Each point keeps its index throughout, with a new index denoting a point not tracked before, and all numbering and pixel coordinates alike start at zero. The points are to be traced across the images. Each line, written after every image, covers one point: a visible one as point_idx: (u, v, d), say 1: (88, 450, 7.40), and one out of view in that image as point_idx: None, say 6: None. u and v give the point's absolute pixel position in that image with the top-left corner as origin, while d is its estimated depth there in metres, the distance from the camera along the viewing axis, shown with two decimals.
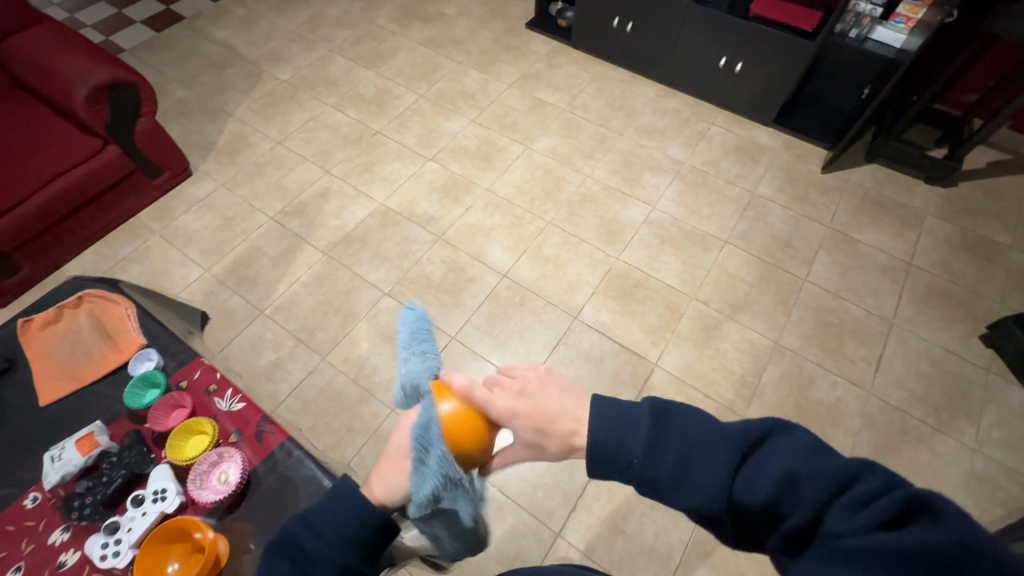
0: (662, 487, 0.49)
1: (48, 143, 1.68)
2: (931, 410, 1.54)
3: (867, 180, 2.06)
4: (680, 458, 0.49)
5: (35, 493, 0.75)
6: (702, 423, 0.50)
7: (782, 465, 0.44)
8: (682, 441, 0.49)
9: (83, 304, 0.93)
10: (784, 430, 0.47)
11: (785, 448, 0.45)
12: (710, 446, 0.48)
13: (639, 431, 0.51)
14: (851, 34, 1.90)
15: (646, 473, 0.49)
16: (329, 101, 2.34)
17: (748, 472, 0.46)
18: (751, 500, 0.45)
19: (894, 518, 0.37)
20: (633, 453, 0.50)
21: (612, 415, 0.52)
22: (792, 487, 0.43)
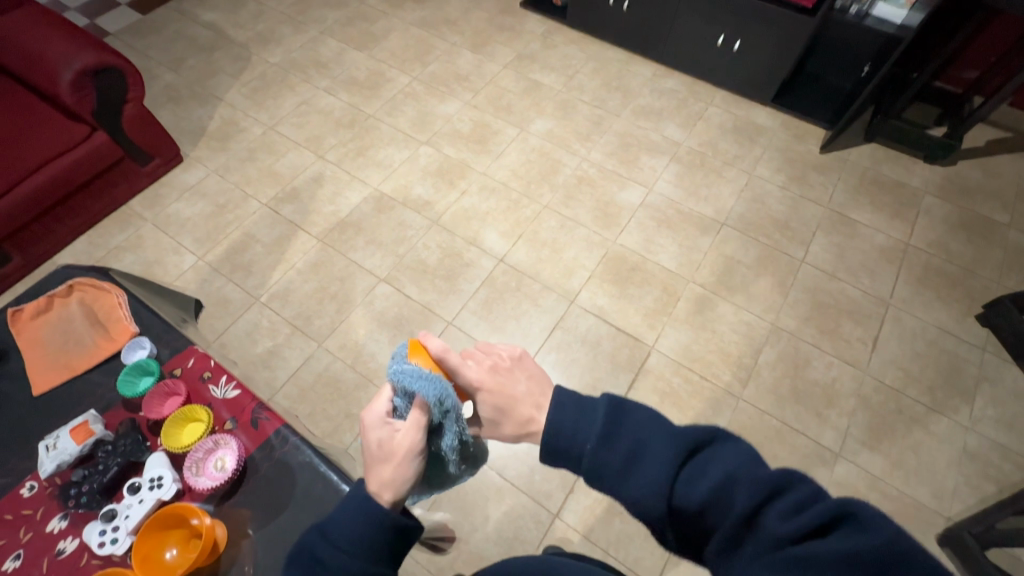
0: (609, 477, 0.57)
1: (33, 130, 1.65)
2: (927, 390, 1.55)
3: (866, 159, 2.04)
4: (629, 453, 0.56)
5: (32, 482, 0.75)
6: (654, 424, 0.57)
7: (720, 470, 0.52)
8: (633, 438, 0.57)
9: (74, 293, 0.92)
10: (724, 439, 0.55)
11: (727, 453, 0.53)
12: (658, 445, 0.56)
13: (594, 425, 0.59)
14: (851, 10, 1.87)
15: (597, 463, 0.57)
16: (321, 84, 2.30)
17: (689, 474, 0.54)
18: (690, 500, 0.52)
19: (823, 522, 0.45)
20: (586, 444, 0.59)
21: (570, 410, 0.61)
22: (730, 488, 0.50)
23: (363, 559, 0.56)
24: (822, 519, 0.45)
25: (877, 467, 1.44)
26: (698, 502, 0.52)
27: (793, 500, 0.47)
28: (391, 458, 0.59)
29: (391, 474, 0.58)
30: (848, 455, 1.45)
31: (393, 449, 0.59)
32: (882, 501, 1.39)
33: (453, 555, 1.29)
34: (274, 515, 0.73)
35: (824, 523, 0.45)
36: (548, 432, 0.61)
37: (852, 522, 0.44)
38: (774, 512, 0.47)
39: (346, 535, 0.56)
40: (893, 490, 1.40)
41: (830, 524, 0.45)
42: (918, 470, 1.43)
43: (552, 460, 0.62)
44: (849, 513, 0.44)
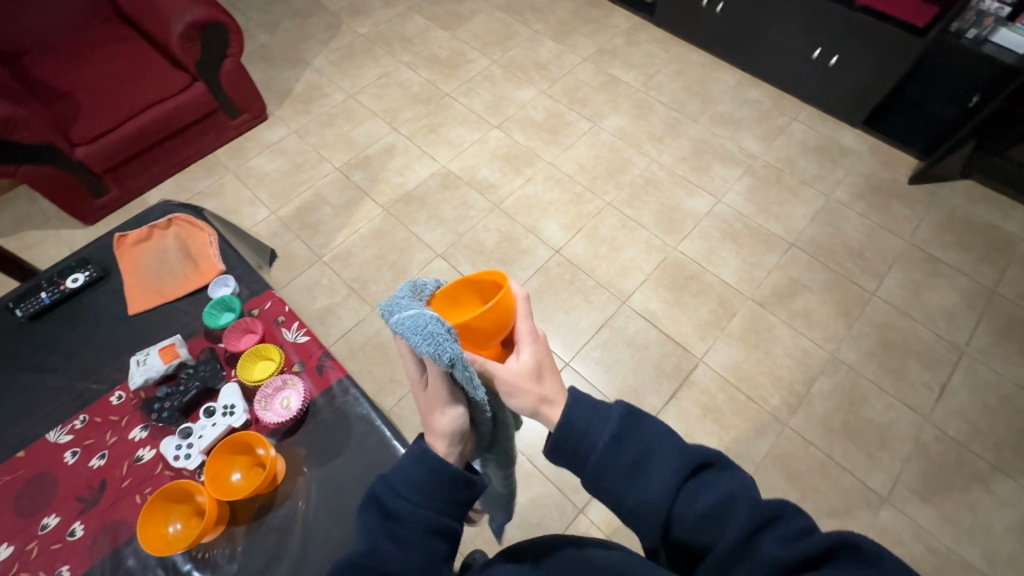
0: (611, 481, 0.53)
1: (144, 75, 1.78)
2: (993, 448, 1.45)
3: (959, 196, 1.91)
4: (636, 460, 0.52)
5: (121, 392, 0.83)
6: (665, 435, 0.53)
7: (723, 489, 0.50)
8: (642, 445, 0.53)
9: (172, 227, 0.99)
10: (727, 461, 0.53)
11: (728, 477, 0.51)
12: (666, 459, 0.52)
13: (605, 427, 0.54)
14: (968, 34, 1.72)
15: (602, 465, 0.53)
16: (403, 59, 2.36)
17: (691, 490, 0.51)
18: (687, 515, 0.50)
19: (816, 552, 0.43)
20: (595, 445, 0.54)
21: (584, 406, 0.56)
22: (728, 510, 0.48)
23: (429, 509, 0.58)
24: (815, 548, 0.43)
25: (925, 518, 1.36)
26: (695, 520, 0.49)
27: (789, 529, 0.46)
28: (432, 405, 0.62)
29: (441, 422, 0.62)
30: (896, 501, 1.38)
31: (432, 399, 0.62)
32: (926, 554, 1.31)
33: (476, 530, 1.32)
34: (331, 458, 0.77)
35: (820, 553, 0.43)
36: (559, 426, 0.55)
37: (849, 554, 0.42)
38: (771, 540, 0.46)
39: (414, 488, 0.59)
40: (941, 545, 1.33)
41: (823, 555, 0.43)
42: (971, 530, 1.34)
43: (555, 457, 0.56)
44: (847, 545, 0.42)
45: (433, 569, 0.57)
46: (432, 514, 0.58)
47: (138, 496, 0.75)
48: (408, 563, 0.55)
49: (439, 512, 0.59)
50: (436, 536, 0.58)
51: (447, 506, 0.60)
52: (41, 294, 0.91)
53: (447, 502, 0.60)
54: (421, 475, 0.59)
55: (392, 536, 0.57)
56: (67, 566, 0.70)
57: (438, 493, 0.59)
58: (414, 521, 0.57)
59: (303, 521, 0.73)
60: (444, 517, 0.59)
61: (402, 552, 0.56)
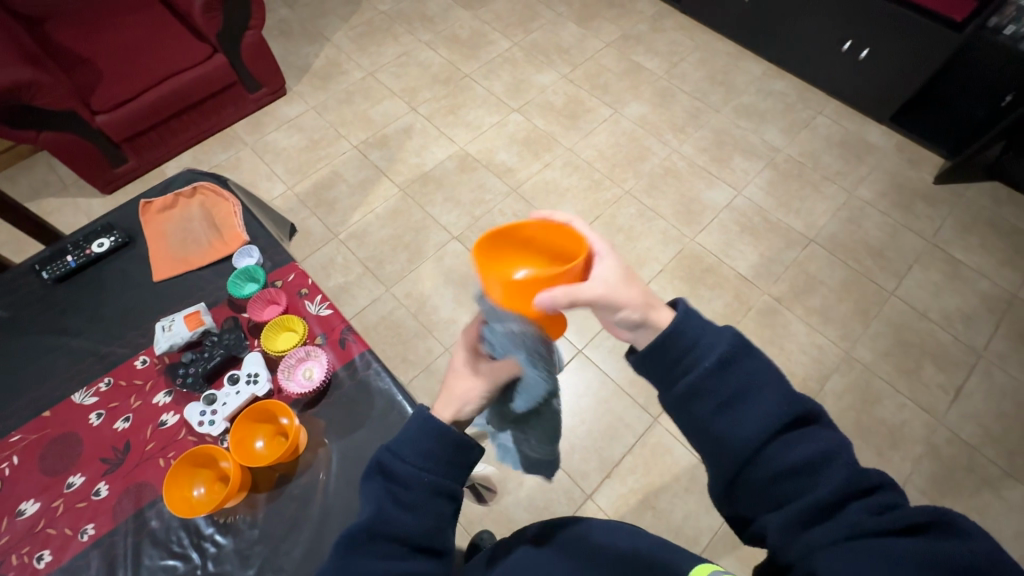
0: (704, 404, 0.52)
1: (165, 44, 1.77)
2: (1006, 453, 1.44)
3: (985, 198, 1.87)
4: (735, 392, 0.51)
5: (145, 356, 0.83)
6: (772, 376, 0.51)
7: (823, 446, 0.48)
8: (745, 380, 0.51)
9: (197, 196, 0.99)
10: (831, 424, 0.50)
11: (826, 437, 0.49)
12: (766, 398, 0.50)
13: (712, 350, 0.52)
14: (1006, 31, 1.67)
15: (700, 386, 0.52)
16: (424, 38, 2.33)
17: (785, 440, 0.49)
18: (777, 460, 0.48)
19: (909, 524, 0.41)
20: (696, 366, 0.52)
21: (695, 323, 0.54)
22: (822, 465, 0.47)
23: (432, 473, 0.59)
24: (910, 519, 0.41)
25: None
26: (781, 468, 0.48)
27: (882, 501, 0.44)
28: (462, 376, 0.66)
29: (458, 397, 0.65)
30: None
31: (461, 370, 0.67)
32: None
33: (484, 511, 1.33)
34: (352, 431, 0.77)
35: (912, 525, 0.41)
36: (664, 334, 0.54)
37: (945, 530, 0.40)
38: (860, 507, 0.44)
39: (417, 452, 0.59)
40: None
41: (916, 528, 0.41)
42: None
43: (643, 367, 0.56)
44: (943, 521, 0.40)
45: (439, 530, 0.59)
46: (437, 478, 0.59)
47: (162, 460, 0.75)
48: (415, 525, 0.57)
49: (441, 476, 0.60)
50: (442, 499, 0.59)
51: (450, 470, 0.60)
52: (67, 257, 0.91)
53: (450, 465, 0.60)
54: (421, 439, 0.59)
55: (398, 500, 0.57)
56: (93, 524, 0.71)
57: (438, 456, 0.59)
58: (420, 486, 0.58)
59: (324, 492, 0.73)
60: (446, 482, 0.60)
61: (410, 515, 0.57)
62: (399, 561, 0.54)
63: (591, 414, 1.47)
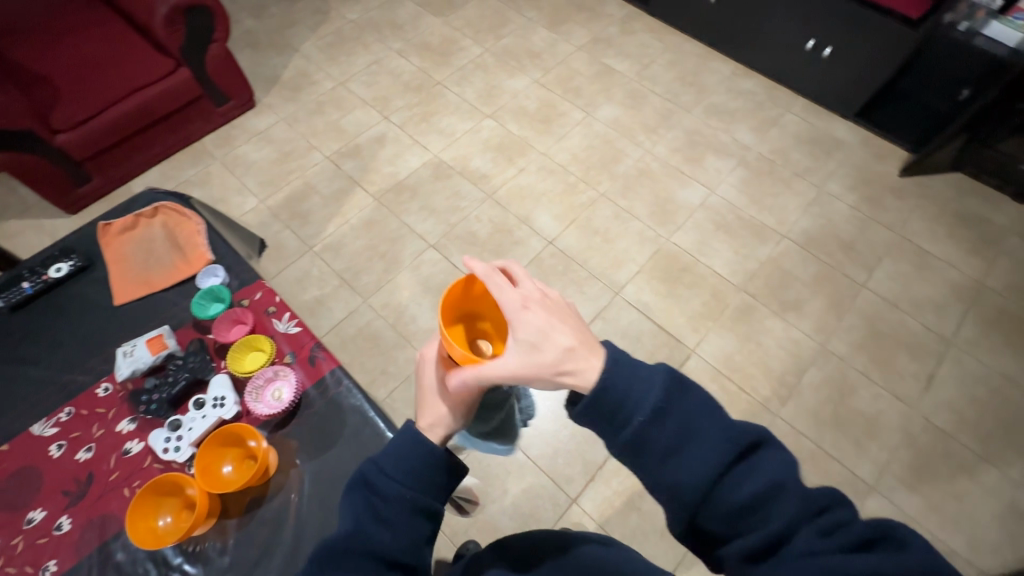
0: (649, 453, 0.52)
1: (127, 59, 1.74)
2: (978, 437, 1.48)
3: (949, 189, 1.92)
4: (678, 433, 0.52)
5: (107, 383, 0.81)
6: (708, 410, 0.52)
7: (770, 476, 0.49)
8: (684, 419, 0.52)
9: (159, 216, 0.96)
10: (776, 446, 0.52)
11: (771, 462, 0.50)
12: (708, 437, 0.51)
13: (649, 394, 0.53)
14: (960, 27, 1.73)
15: (643, 436, 0.52)
16: (394, 46, 2.31)
17: (736, 473, 0.50)
18: (730, 496, 0.49)
19: (859, 539, 0.46)
20: (635, 414, 0.52)
21: (624, 372, 0.54)
22: (775, 492, 0.48)
23: (413, 488, 0.62)
24: (860, 536, 0.46)
25: (912, 507, 1.38)
26: (737, 504, 0.49)
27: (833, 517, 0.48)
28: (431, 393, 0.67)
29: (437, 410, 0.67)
30: (883, 489, 1.40)
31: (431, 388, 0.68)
32: None
33: (470, 521, 1.32)
34: (324, 450, 0.76)
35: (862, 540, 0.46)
36: (596, 389, 0.54)
37: (889, 544, 0.45)
38: (814, 524, 0.47)
39: (399, 468, 0.62)
40: (926, 533, 1.35)
41: (864, 543, 0.46)
42: (955, 518, 1.37)
43: (584, 421, 0.55)
44: (887, 536, 0.45)
45: (415, 549, 0.61)
46: (418, 494, 0.62)
47: (127, 490, 0.73)
48: (394, 542, 0.60)
49: (421, 492, 0.62)
50: (421, 517, 0.62)
51: (432, 487, 0.63)
52: (24, 284, 0.88)
53: (428, 482, 0.63)
54: (408, 456, 0.62)
55: (379, 516, 0.60)
56: (54, 561, 0.69)
57: (417, 473, 0.62)
58: (401, 502, 0.61)
59: (296, 514, 0.72)
60: (426, 498, 0.62)
61: (389, 532, 0.60)
62: None
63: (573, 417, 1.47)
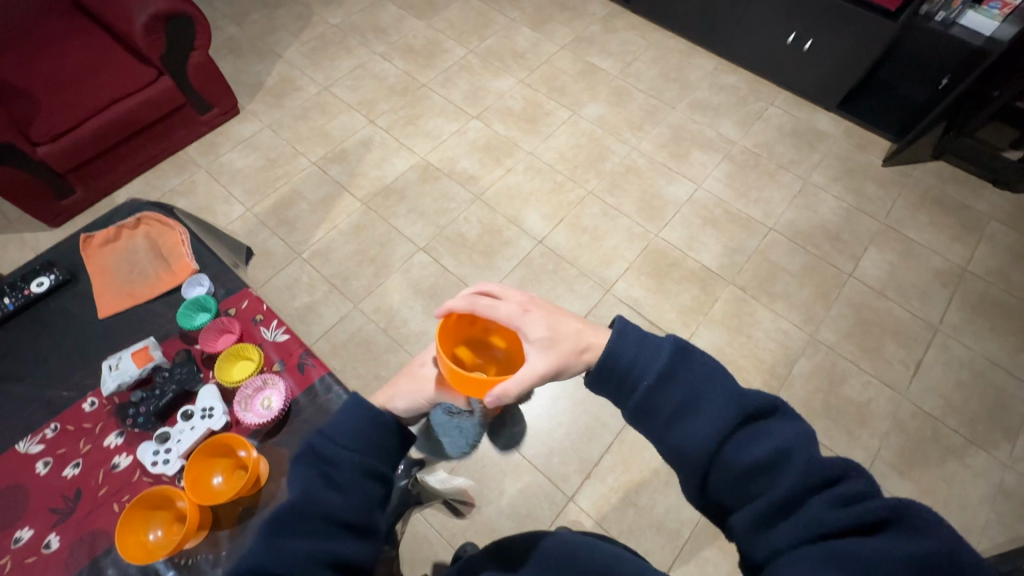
0: (657, 416, 0.55)
1: (106, 70, 1.72)
2: (967, 421, 1.50)
3: (931, 177, 1.95)
4: (684, 399, 0.54)
5: (93, 398, 0.80)
6: (716, 377, 0.54)
7: (778, 442, 0.49)
8: (692, 385, 0.54)
9: (141, 227, 0.96)
10: (790, 415, 0.51)
11: (780, 430, 0.50)
12: (714, 402, 0.52)
13: (656, 361, 0.55)
14: (937, 17, 1.74)
15: (649, 400, 0.55)
16: (378, 49, 2.31)
17: (744, 437, 0.51)
18: (737, 461, 0.50)
19: (871, 520, 0.42)
20: (641, 380, 0.55)
21: (633, 342, 0.57)
22: (781, 460, 0.48)
23: (360, 453, 0.62)
24: (872, 516, 0.42)
25: (904, 492, 1.40)
26: (743, 468, 0.50)
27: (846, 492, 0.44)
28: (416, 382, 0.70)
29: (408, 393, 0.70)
30: (875, 476, 1.42)
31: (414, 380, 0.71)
32: None
33: (467, 523, 1.32)
34: None
35: (876, 521, 0.42)
36: (605, 357, 0.58)
37: (904, 524, 0.41)
38: (824, 500, 0.45)
39: (347, 434, 0.62)
40: None
41: (878, 524, 0.42)
42: (947, 501, 1.39)
43: (597, 386, 0.59)
44: (901, 516, 0.41)
45: (370, 512, 0.61)
46: (366, 459, 0.62)
47: (116, 505, 0.72)
48: (346, 503, 0.58)
49: (370, 458, 0.63)
50: (370, 481, 0.62)
51: (379, 453, 0.64)
52: (4, 300, 0.87)
53: (377, 448, 0.64)
54: (353, 423, 0.63)
55: (328, 481, 0.59)
56: None
57: (367, 438, 0.63)
58: (349, 466, 0.61)
59: None
60: (374, 463, 0.63)
61: (340, 495, 0.58)
62: (326, 539, 0.55)
63: (567, 415, 1.48)
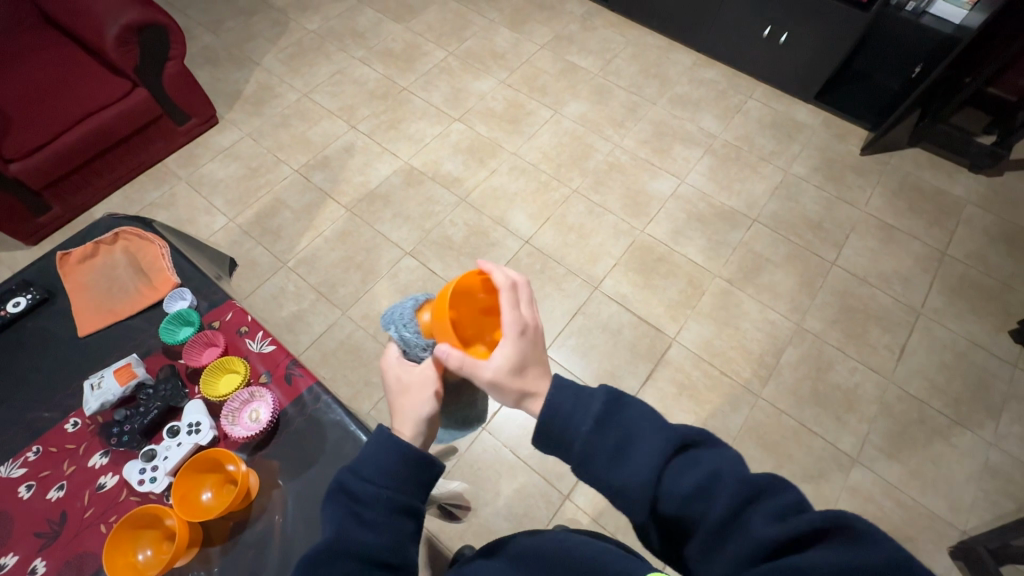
0: (597, 465, 0.54)
1: (79, 83, 1.69)
2: (951, 402, 1.52)
3: (908, 164, 1.98)
4: (619, 442, 0.54)
5: (76, 419, 0.79)
6: (646, 418, 0.55)
7: (708, 468, 0.51)
8: (625, 428, 0.55)
9: (119, 242, 0.95)
10: (716, 443, 0.54)
11: (711, 457, 0.52)
12: (648, 440, 0.54)
13: (589, 409, 0.56)
14: (908, 7, 1.79)
15: (588, 449, 0.55)
16: (357, 54, 2.29)
17: (675, 470, 0.52)
18: (676, 493, 0.51)
19: (807, 530, 0.43)
20: (579, 430, 0.56)
21: (566, 393, 0.58)
22: (713, 486, 0.50)
23: (393, 488, 0.60)
24: (808, 527, 0.43)
25: (894, 475, 1.42)
26: (681, 499, 0.51)
27: (782, 504, 0.47)
28: (416, 392, 0.66)
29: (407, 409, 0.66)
30: (866, 460, 1.44)
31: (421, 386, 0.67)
32: (896, 509, 1.37)
33: (464, 526, 1.32)
34: (305, 468, 0.75)
35: (813, 530, 0.43)
36: (542, 415, 0.58)
37: (844, 534, 0.41)
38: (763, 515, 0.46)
39: (377, 469, 0.60)
40: (909, 499, 1.39)
41: (817, 534, 0.43)
42: (935, 482, 1.41)
43: (542, 444, 0.59)
44: (839, 525, 0.42)
45: (400, 546, 0.59)
46: (397, 493, 0.60)
47: (103, 526, 0.71)
48: (377, 541, 0.57)
49: (401, 491, 0.60)
50: (402, 516, 0.60)
51: (410, 487, 0.61)
52: None
53: (407, 483, 0.61)
54: (383, 458, 0.60)
55: (360, 520, 0.58)
56: None
57: (400, 474, 0.60)
58: (379, 502, 0.59)
59: (282, 534, 0.71)
60: (405, 496, 0.60)
61: (372, 533, 0.58)
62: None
63: None
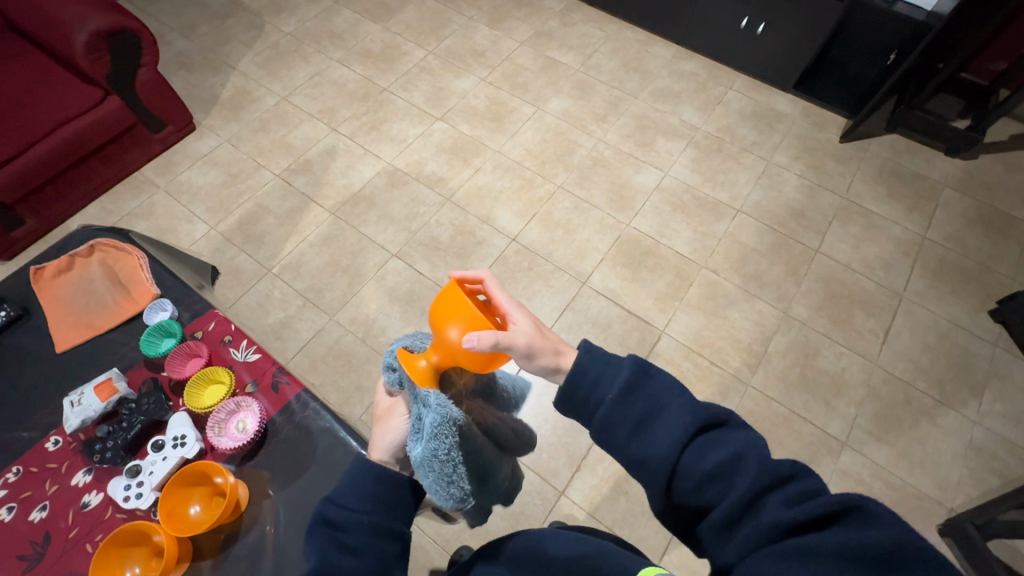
0: (620, 432, 0.56)
1: (48, 92, 1.64)
2: (935, 382, 1.55)
3: (886, 150, 2.01)
4: (642, 415, 0.56)
5: (56, 436, 0.77)
6: (674, 392, 0.56)
7: (733, 448, 0.52)
8: (650, 400, 0.57)
9: (95, 253, 0.93)
10: (740, 427, 0.55)
11: (733, 438, 0.53)
12: (675, 412, 0.55)
13: (617, 377, 0.58)
14: None
15: (609, 419, 0.57)
16: (335, 55, 2.27)
17: (697, 447, 0.53)
18: (694, 470, 0.52)
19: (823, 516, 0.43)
20: (604, 397, 0.58)
21: (597, 360, 0.60)
22: (736, 466, 0.51)
23: (374, 512, 0.62)
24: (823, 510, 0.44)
25: (882, 457, 1.44)
26: (701, 475, 0.52)
27: (799, 489, 0.47)
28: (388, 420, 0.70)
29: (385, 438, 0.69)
30: (855, 444, 1.46)
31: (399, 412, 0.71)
32: (885, 490, 1.40)
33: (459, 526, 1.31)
34: (296, 478, 0.74)
35: (827, 514, 0.43)
36: (571, 378, 0.60)
37: (854, 516, 0.42)
38: (777, 498, 0.47)
39: (357, 495, 0.61)
40: (897, 480, 1.41)
41: (830, 518, 0.43)
42: (922, 462, 1.44)
43: (566, 409, 0.62)
44: (850, 508, 0.42)
45: (387, 568, 0.60)
46: (379, 517, 0.62)
47: (89, 545, 0.70)
48: (362, 565, 0.58)
49: (383, 515, 0.62)
50: (383, 537, 0.62)
51: (392, 508, 0.63)
52: None
53: (389, 504, 0.63)
54: (360, 484, 0.62)
55: (343, 546, 0.59)
56: None
57: (381, 497, 0.62)
58: (360, 527, 0.60)
59: (274, 546, 0.70)
60: (388, 520, 0.63)
61: (355, 558, 0.58)
62: None
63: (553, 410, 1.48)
